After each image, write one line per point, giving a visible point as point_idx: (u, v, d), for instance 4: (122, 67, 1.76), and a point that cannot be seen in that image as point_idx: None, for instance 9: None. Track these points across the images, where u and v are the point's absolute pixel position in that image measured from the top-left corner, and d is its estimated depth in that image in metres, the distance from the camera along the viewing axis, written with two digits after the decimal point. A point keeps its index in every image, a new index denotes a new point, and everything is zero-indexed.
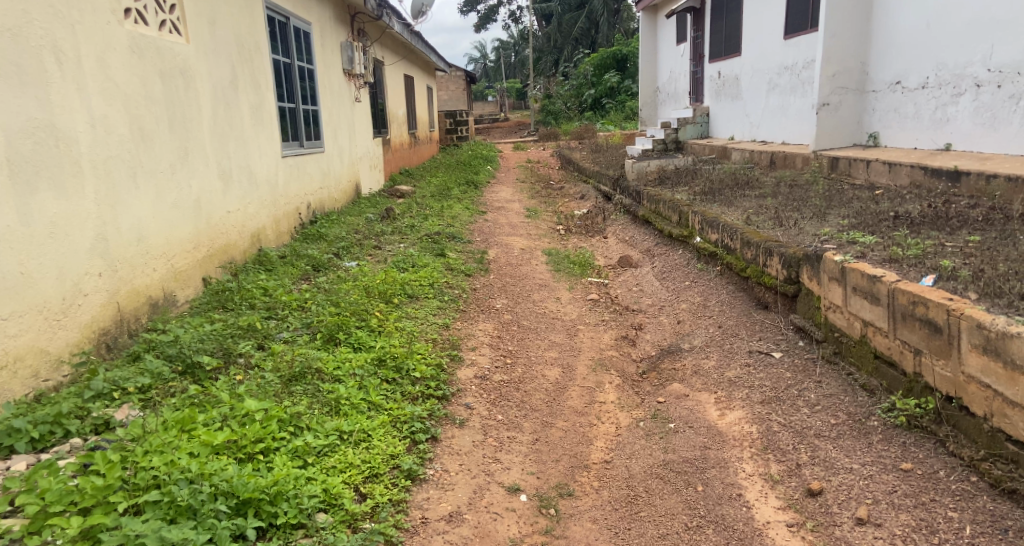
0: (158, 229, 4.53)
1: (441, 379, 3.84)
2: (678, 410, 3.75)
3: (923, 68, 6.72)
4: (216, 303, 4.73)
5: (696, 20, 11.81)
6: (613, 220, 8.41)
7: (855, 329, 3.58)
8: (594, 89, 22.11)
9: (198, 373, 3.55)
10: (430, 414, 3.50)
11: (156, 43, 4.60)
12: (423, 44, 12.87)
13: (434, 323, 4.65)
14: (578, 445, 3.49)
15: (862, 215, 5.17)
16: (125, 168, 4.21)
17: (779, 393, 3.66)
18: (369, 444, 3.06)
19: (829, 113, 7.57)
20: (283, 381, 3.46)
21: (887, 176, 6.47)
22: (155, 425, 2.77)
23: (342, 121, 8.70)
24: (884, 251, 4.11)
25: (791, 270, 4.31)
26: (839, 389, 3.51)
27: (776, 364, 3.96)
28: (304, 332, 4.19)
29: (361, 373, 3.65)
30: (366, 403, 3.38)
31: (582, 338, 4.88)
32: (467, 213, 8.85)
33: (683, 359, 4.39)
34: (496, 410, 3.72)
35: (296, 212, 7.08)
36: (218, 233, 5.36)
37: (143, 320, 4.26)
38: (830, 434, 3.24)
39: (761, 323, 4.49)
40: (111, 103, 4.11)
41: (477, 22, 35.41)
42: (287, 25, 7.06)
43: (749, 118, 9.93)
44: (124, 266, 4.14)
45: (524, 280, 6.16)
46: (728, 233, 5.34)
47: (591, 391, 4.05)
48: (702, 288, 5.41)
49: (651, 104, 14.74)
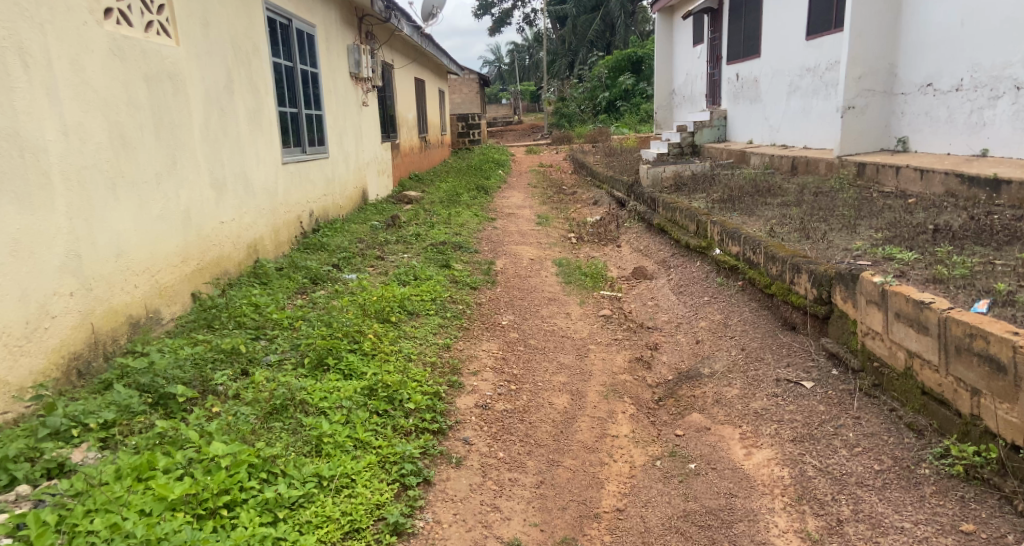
0: (141, 244, 4.23)
1: (437, 410, 3.50)
2: (699, 448, 3.39)
3: (957, 70, 6.31)
4: (203, 321, 4.41)
5: (714, 20, 11.40)
6: (627, 229, 8.04)
7: (899, 360, 3.20)
8: (608, 91, 21.70)
9: (170, 405, 3.24)
10: (423, 451, 3.17)
11: (141, 45, 4.31)
12: (433, 46, 12.56)
13: (433, 343, 4.32)
14: (588, 489, 3.14)
15: (897, 228, 4.78)
16: (104, 179, 3.92)
17: (813, 430, 3.30)
18: (351, 492, 2.75)
19: (855, 117, 7.14)
20: (261, 417, 3.15)
21: (918, 183, 6.07)
22: (106, 474, 2.48)
23: (348, 125, 8.38)
24: (927, 269, 3.74)
25: (822, 290, 3.93)
26: (881, 428, 3.14)
27: (808, 395, 3.58)
28: (292, 356, 3.87)
29: (349, 405, 3.32)
30: (352, 441, 3.05)
31: (593, 359, 4.52)
32: (476, 220, 8.52)
33: (703, 386, 4.03)
34: (498, 446, 3.38)
35: (297, 221, 6.77)
36: (209, 244, 5.05)
37: (122, 341, 3.96)
38: (873, 483, 2.88)
39: (788, 347, 4.11)
40: (88, 109, 3.82)
41: (491, 25, 35.11)
42: (289, 28, 6.76)
43: (769, 122, 9.52)
44: (100, 285, 3.84)
45: (532, 294, 5.81)
46: (750, 245, 4.97)
47: (602, 423, 3.70)
48: (723, 304, 5.04)
49: (667, 107, 14.34)
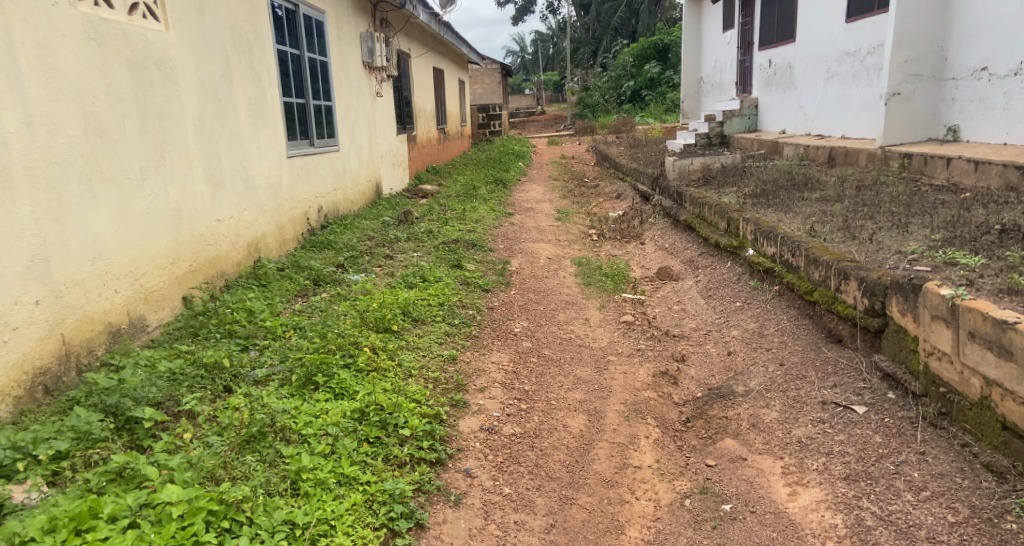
0: (124, 245, 3.85)
1: (437, 436, 3.11)
2: (734, 485, 2.97)
3: (1017, 52, 5.75)
4: (190, 329, 4.03)
5: (744, 4, 10.82)
6: (651, 224, 7.56)
7: (973, 388, 2.80)
8: (633, 80, 21.08)
9: (135, 431, 2.85)
10: (417, 487, 2.79)
11: (124, 28, 3.92)
12: (452, 35, 12.14)
13: (438, 355, 3.92)
14: (605, 535, 2.73)
15: (955, 228, 4.30)
16: (78, 174, 3.54)
17: (869, 468, 2.89)
18: (330, 542, 2.40)
19: (900, 104, 6.55)
20: (234, 448, 2.76)
21: (973, 176, 5.57)
22: (33, 529, 2.11)
23: (360, 116, 8.00)
24: (999, 278, 3.30)
25: (875, 300, 3.48)
26: (953, 467, 2.75)
27: (860, 423, 3.15)
28: (280, 371, 3.47)
29: (335, 431, 2.93)
30: (335, 477, 2.68)
31: (612, 374, 4.07)
32: (492, 215, 8.10)
33: (737, 406, 3.57)
34: (504, 480, 2.97)
35: (304, 217, 6.39)
36: (203, 244, 4.67)
37: (99, 352, 3.60)
38: (948, 539, 2.50)
39: (834, 363, 3.66)
40: (57, 99, 3.45)
41: (514, 14, 34.53)
42: (296, 13, 6.37)
43: (803, 111, 8.97)
44: (72, 291, 3.47)
45: (549, 297, 5.37)
46: (789, 246, 4.50)
47: (623, 450, 3.27)
48: (757, 311, 4.58)
49: (694, 95, 13.75)
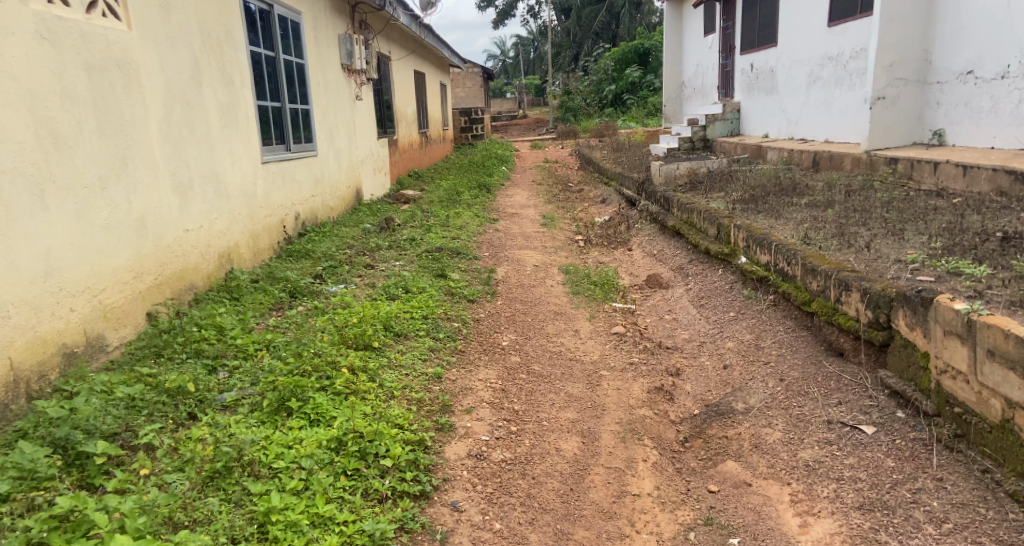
0: (81, 259, 3.58)
1: (421, 466, 2.88)
2: (740, 515, 2.81)
3: (1004, 55, 5.65)
4: (154, 349, 3.76)
5: (726, 8, 10.71)
6: (638, 230, 7.39)
7: (993, 410, 2.66)
8: (615, 83, 21.00)
9: (87, 467, 2.60)
10: (399, 526, 2.58)
11: (82, 28, 3.65)
12: (432, 37, 11.92)
13: (421, 374, 3.69)
14: None
15: (954, 234, 4.16)
16: (28, 185, 3.28)
17: (883, 496, 2.74)
18: None
19: (885, 108, 6.42)
20: (197, 487, 2.53)
21: (961, 181, 5.45)
22: None
23: (339, 120, 7.74)
24: (1006, 289, 3.15)
25: (879, 313, 3.32)
26: (975, 496, 2.62)
27: (871, 445, 2.99)
28: (251, 395, 3.23)
29: (310, 464, 2.70)
30: (309, 518, 2.46)
31: (605, 390, 3.86)
32: (476, 221, 7.89)
33: (738, 425, 3.38)
34: (494, 514, 2.76)
35: (280, 225, 6.13)
36: (170, 256, 4.40)
37: (52, 377, 3.33)
38: None
39: (837, 377, 3.49)
40: (5, 104, 3.19)
41: (495, 18, 34.41)
42: (270, 13, 6.10)
43: (787, 114, 8.85)
44: (21, 311, 3.21)
45: (536, 308, 5.16)
46: (784, 255, 4.32)
47: (620, 476, 3.07)
48: (752, 321, 4.40)
49: (675, 99, 13.63)
